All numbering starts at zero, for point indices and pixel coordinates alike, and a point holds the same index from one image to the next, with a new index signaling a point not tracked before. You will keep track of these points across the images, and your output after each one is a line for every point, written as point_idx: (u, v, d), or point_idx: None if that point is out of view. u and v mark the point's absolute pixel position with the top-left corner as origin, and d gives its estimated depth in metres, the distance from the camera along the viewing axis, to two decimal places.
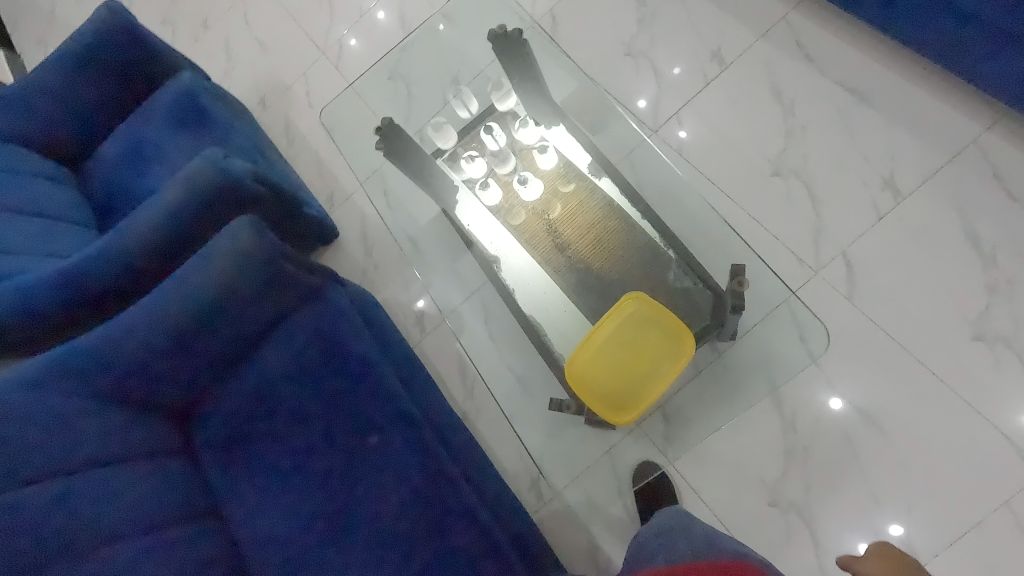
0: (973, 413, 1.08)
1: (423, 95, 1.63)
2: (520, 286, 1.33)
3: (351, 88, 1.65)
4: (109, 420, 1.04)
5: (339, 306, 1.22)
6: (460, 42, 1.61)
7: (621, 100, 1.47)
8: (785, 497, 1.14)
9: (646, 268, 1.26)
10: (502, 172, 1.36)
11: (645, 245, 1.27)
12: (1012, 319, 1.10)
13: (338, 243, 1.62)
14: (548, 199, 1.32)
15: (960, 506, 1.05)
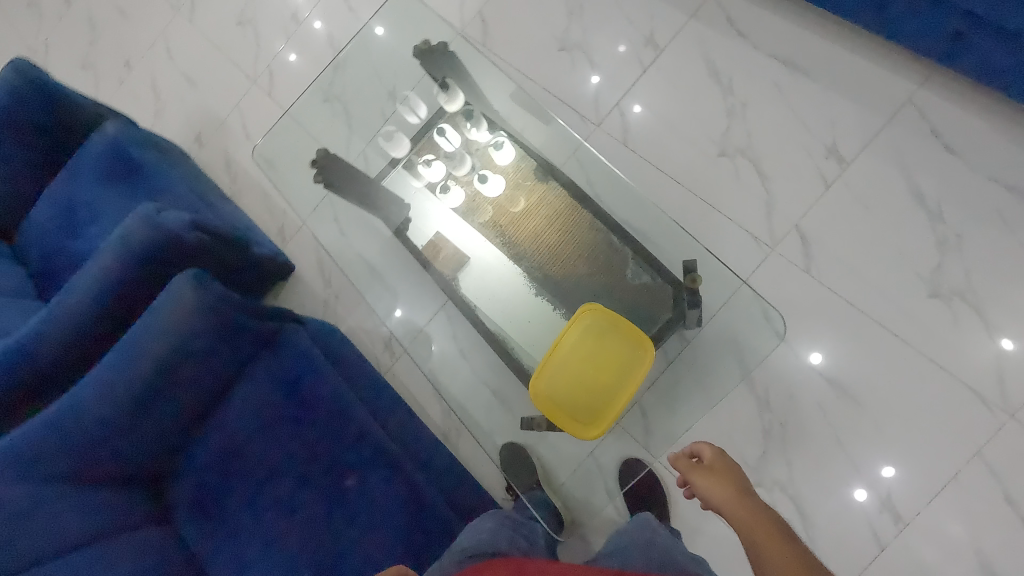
0: (937, 369, 1.10)
1: (363, 112, 1.59)
2: (486, 293, 1.31)
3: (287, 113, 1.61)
4: (77, 500, 0.99)
5: (301, 348, 1.20)
6: (394, 52, 1.55)
7: (560, 98, 1.45)
8: (768, 476, 1.14)
9: (601, 265, 1.26)
10: (460, 173, 1.38)
11: (597, 244, 1.27)
12: (963, 272, 1.11)
13: (296, 276, 1.58)
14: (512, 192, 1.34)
15: (935, 461, 1.07)
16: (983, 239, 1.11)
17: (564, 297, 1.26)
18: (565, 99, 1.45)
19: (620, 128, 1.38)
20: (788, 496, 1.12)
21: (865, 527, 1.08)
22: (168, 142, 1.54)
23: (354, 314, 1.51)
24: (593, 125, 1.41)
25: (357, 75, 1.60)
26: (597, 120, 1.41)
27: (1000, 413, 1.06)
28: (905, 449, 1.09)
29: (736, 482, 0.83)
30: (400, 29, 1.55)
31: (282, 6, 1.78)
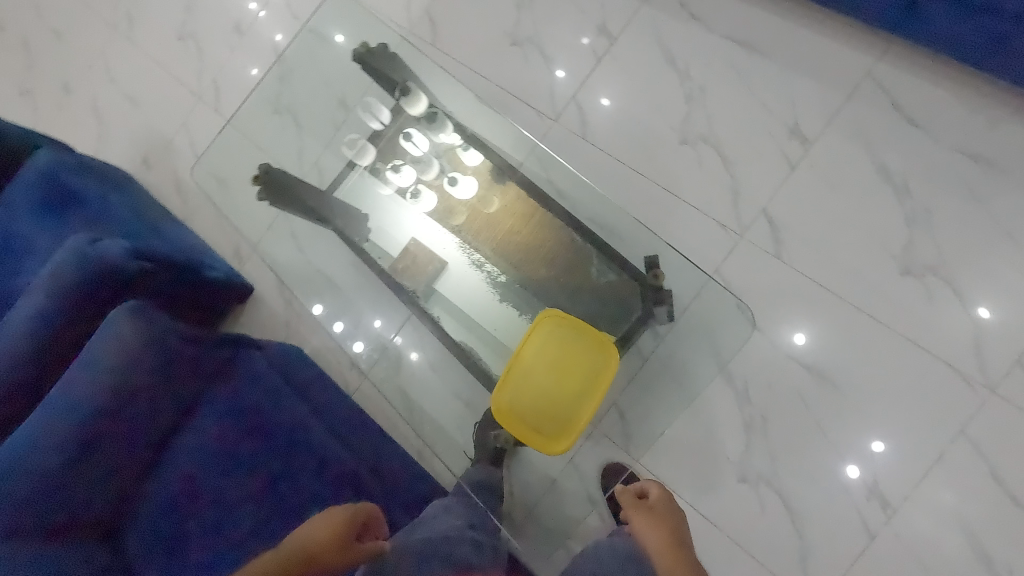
0: (913, 348, 1.07)
1: (314, 122, 1.53)
2: (456, 298, 1.26)
3: (233, 125, 1.55)
4: (26, 552, 0.88)
5: (258, 374, 1.20)
6: (345, 59, 1.49)
7: (516, 95, 1.40)
8: (752, 470, 1.11)
9: (565, 265, 1.21)
10: (430, 178, 1.33)
11: (559, 244, 1.22)
12: (934, 247, 1.08)
13: (256, 297, 1.52)
14: (483, 194, 1.28)
15: (917, 442, 1.04)
16: (951, 211, 1.09)
17: (529, 302, 1.21)
18: (520, 95, 1.40)
19: (578, 122, 1.34)
20: (773, 490, 1.09)
21: (854, 516, 1.05)
22: (115, 172, 1.48)
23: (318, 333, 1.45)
24: (550, 118, 1.37)
25: (306, 80, 1.54)
26: (554, 113, 1.36)
27: (980, 389, 1.03)
28: (889, 432, 1.06)
29: (670, 530, 0.98)
30: (346, 29, 1.48)
31: (225, 18, 1.72)
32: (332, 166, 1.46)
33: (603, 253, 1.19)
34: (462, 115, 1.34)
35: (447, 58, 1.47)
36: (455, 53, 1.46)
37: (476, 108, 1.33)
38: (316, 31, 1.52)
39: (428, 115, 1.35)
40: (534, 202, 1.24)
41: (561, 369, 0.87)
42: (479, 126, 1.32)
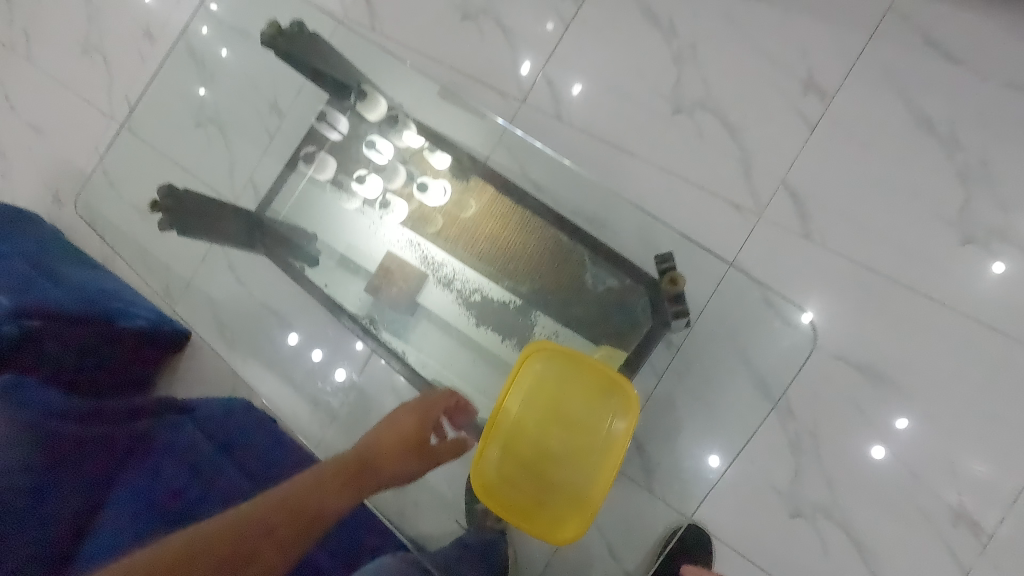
0: (987, 333, 0.88)
1: (240, 131, 1.31)
2: (430, 322, 1.10)
3: (143, 141, 1.31)
4: None
5: (184, 446, 1.03)
6: (269, 57, 1.27)
7: (473, 77, 1.19)
8: (806, 500, 0.91)
9: (546, 274, 1.04)
10: (396, 187, 1.16)
11: (532, 250, 1.05)
12: (997, 206, 0.89)
13: (194, 343, 1.29)
14: (456, 200, 1.11)
15: (1006, 448, 0.85)
16: (1012, 161, 0.89)
17: (507, 321, 1.06)
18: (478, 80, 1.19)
19: (550, 101, 1.13)
20: (833, 523, 0.89)
21: (937, 546, 0.86)
22: (4, 206, 1.29)
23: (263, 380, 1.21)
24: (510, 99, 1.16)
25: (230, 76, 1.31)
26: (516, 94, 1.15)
27: None
28: (969, 439, 0.87)
29: None
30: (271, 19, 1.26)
31: (134, 26, 1.49)
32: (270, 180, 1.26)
33: (598, 256, 1.01)
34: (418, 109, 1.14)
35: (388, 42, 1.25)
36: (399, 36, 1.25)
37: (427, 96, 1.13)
38: (232, 26, 1.29)
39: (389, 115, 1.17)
40: (513, 206, 1.07)
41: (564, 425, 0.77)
42: (438, 122, 1.13)
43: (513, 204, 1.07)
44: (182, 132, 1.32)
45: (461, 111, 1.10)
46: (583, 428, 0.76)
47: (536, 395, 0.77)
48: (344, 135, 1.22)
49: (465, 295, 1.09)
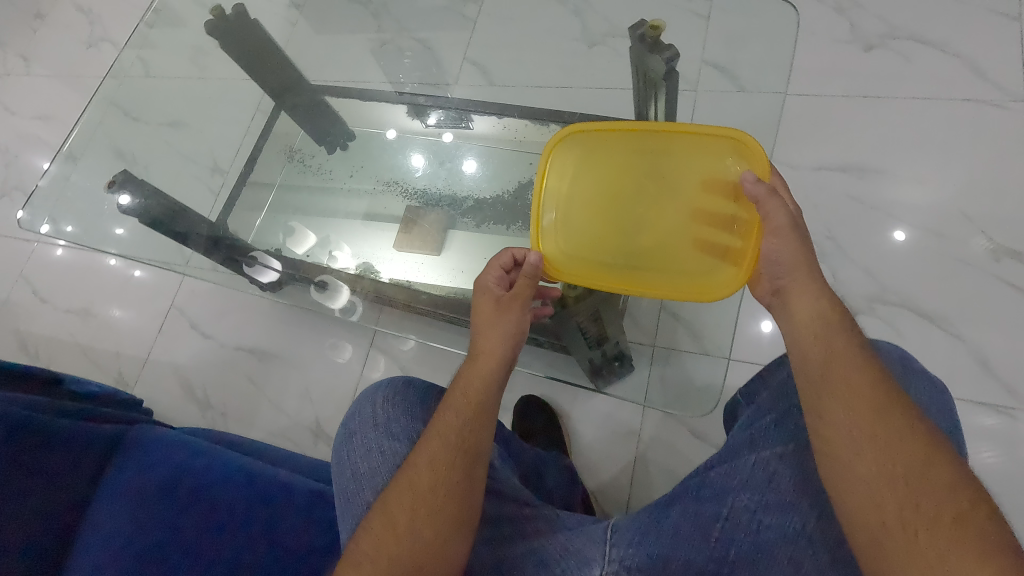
0: (925, 103, 0.99)
1: (163, 169, 1.22)
2: (424, 290, 0.97)
3: (39, 221, 1.13)
4: None
5: (166, 439, 0.78)
6: (185, 105, 1.28)
7: (387, 39, 1.18)
8: (859, 298, 0.91)
9: (529, 153, 1.03)
10: (342, 306, 1.03)
11: (505, 139, 1.06)
12: (878, 19, 1.05)
13: (164, 418, 1.13)
14: (409, 277, 0.98)
15: (992, 183, 0.93)
16: None
17: (508, 208, 1.01)
18: (363, 89, 1.16)
19: (478, 73, 1.13)
20: (904, 308, 0.89)
21: (997, 285, 0.88)
22: None
23: (259, 417, 1.09)
24: (403, 87, 1.15)
25: (55, 172, 1.16)
26: (415, 82, 1.16)
27: (1015, 106, 0.95)
28: (960, 190, 0.93)
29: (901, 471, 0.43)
30: (169, 48, 1.29)
31: None
32: (202, 197, 1.18)
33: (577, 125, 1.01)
34: (354, 225, 1.08)
35: (287, 27, 1.21)
36: (295, 20, 1.22)
37: (358, 67, 1.18)
38: (111, 96, 1.25)
39: (320, 238, 1.08)
40: (460, 264, 0.97)
41: (650, 200, 0.66)
42: (378, 233, 1.06)
43: (462, 261, 0.98)
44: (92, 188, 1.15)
45: (405, 71, 1.17)
46: (653, 187, 0.66)
47: (613, 244, 0.66)
48: (280, 272, 1.06)
49: (458, 209, 1.05)
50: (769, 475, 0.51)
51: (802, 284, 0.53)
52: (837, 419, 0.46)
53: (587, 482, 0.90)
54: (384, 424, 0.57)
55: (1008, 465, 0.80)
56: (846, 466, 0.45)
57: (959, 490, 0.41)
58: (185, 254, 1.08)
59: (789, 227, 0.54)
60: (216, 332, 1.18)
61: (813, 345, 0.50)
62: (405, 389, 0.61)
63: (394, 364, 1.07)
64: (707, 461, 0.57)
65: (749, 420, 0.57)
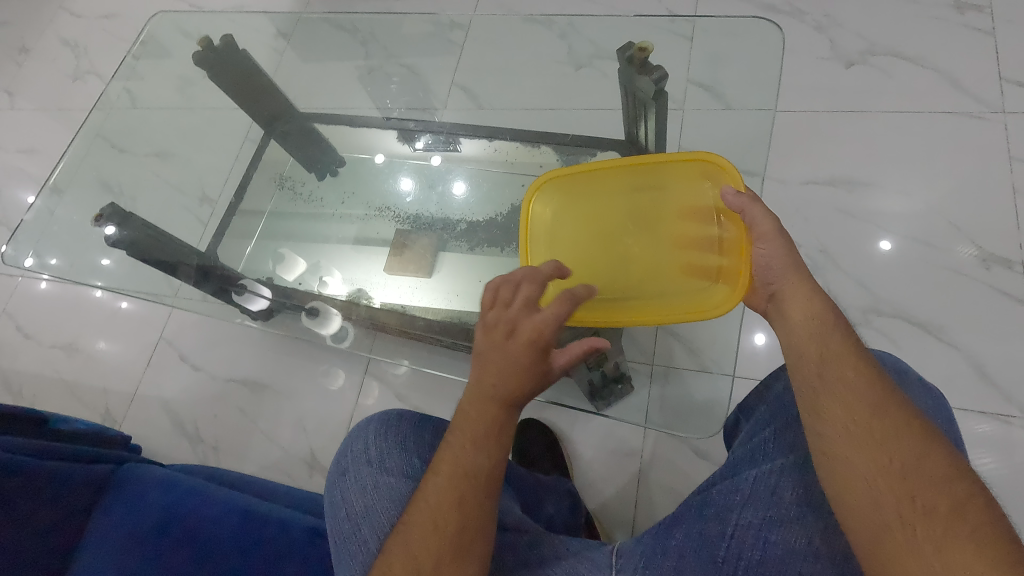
0: (906, 115, 1.01)
1: (151, 200, 1.21)
2: (418, 315, 0.96)
3: (22, 255, 1.11)
4: None
5: (156, 478, 0.76)
6: (172, 135, 1.27)
7: (374, 65, 1.19)
8: (854, 309, 0.91)
9: (521, 174, 1.04)
10: (333, 332, 1.00)
11: (496, 161, 1.06)
12: (857, 36, 1.07)
13: (153, 454, 1.10)
14: (402, 302, 0.98)
15: (977, 192, 0.94)
16: (850, 6, 1.10)
17: (501, 230, 1.01)
18: (353, 116, 1.17)
19: (466, 98, 1.13)
20: (897, 317, 0.89)
21: (988, 292, 0.89)
22: None
23: (252, 450, 1.06)
24: (391, 112, 1.16)
25: (38, 208, 1.14)
26: (402, 107, 1.16)
27: (994, 116, 0.97)
28: (945, 199, 0.95)
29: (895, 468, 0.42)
30: (156, 79, 1.28)
31: None
32: (191, 227, 1.18)
33: (567, 146, 1.02)
34: (344, 250, 1.08)
35: (275, 56, 1.21)
36: (282, 48, 1.22)
37: (347, 95, 1.18)
38: (97, 129, 1.24)
39: (310, 264, 1.07)
40: (454, 288, 0.97)
41: (634, 233, 0.67)
42: (371, 258, 1.05)
43: (456, 284, 0.98)
44: (78, 220, 1.14)
45: (393, 96, 1.17)
46: (635, 221, 0.68)
47: (604, 279, 0.67)
48: (270, 299, 1.03)
49: (449, 231, 1.04)
50: (771, 488, 0.49)
51: (793, 286, 0.52)
52: (834, 416, 0.45)
53: (589, 505, 0.88)
54: (378, 459, 0.56)
55: (1010, 474, 0.80)
56: (844, 462, 0.44)
57: (956, 482, 0.40)
58: (174, 284, 1.07)
59: (775, 231, 0.54)
60: (206, 363, 1.16)
61: (809, 343, 0.49)
62: (399, 420, 0.59)
63: (390, 391, 1.05)
64: (708, 480, 0.56)
65: (748, 436, 0.57)
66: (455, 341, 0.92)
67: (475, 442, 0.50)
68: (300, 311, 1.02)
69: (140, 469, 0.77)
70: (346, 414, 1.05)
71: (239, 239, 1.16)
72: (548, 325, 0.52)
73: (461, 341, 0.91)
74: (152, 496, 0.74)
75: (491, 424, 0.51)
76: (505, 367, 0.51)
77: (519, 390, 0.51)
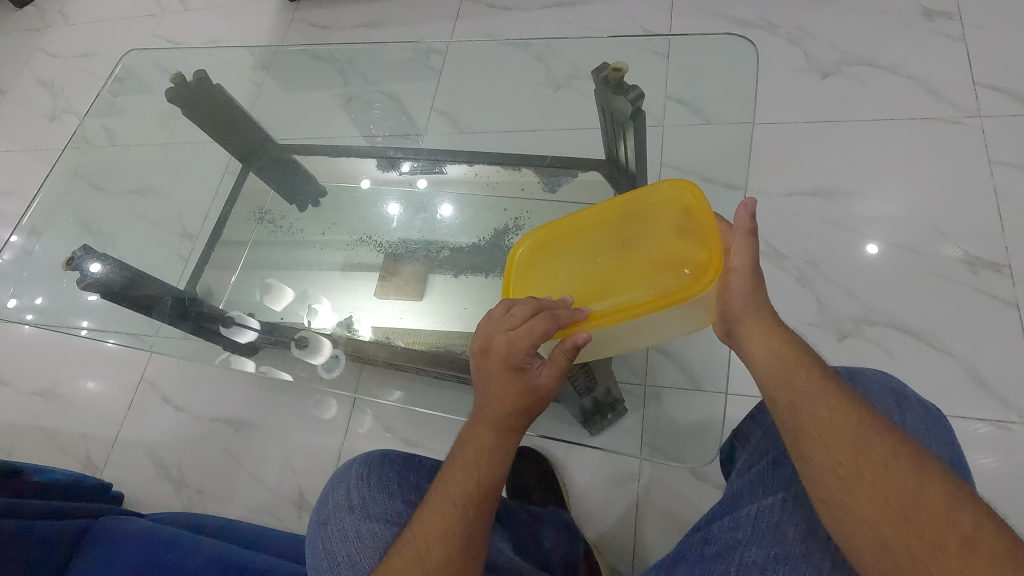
0: (885, 123, 1.01)
1: (129, 237, 1.19)
2: (406, 344, 0.93)
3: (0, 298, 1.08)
4: None
5: (133, 531, 0.72)
6: (150, 170, 1.26)
7: (353, 93, 1.18)
8: (845, 320, 0.90)
9: (503, 197, 1.03)
10: (322, 362, 0.97)
11: (478, 185, 1.06)
12: (830, 47, 1.08)
13: (135, 501, 1.06)
14: (388, 332, 0.95)
15: (960, 196, 0.94)
16: (822, 18, 1.11)
17: (486, 256, 0.99)
18: (334, 145, 1.16)
19: (447, 122, 1.12)
20: (888, 326, 0.89)
21: (978, 297, 0.88)
22: None
23: (239, 491, 1.03)
24: (375, 138, 1.15)
25: (17, 250, 1.12)
26: (385, 133, 1.15)
27: (971, 120, 0.98)
28: (929, 205, 0.94)
29: (896, 507, 0.40)
30: (133, 115, 1.27)
31: None
32: (170, 264, 1.15)
33: (549, 167, 1.01)
34: (333, 277, 1.06)
35: (251, 87, 1.20)
36: (258, 80, 1.21)
37: (326, 126, 1.18)
38: (75, 166, 1.22)
39: (299, 293, 1.05)
40: (441, 316, 0.95)
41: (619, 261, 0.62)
42: (356, 287, 1.03)
43: (443, 312, 0.96)
44: (55, 261, 1.11)
45: (372, 124, 1.16)
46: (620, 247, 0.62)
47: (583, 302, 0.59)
48: (259, 331, 1.01)
49: (433, 258, 1.03)
50: (773, 524, 0.47)
51: (752, 323, 0.52)
52: (820, 458, 0.44)
53: (587, 533, 0.85)
54: (360, 505, 0.53)
55: (1014, 482, 0.78)
56: (843, 508, 0.42)
57: (959, 509, 0.39)
58: (154, 324, 1.03)
59: (749, 269, 0.52)
60: (189, 404, 1.12)
61: (778, 388, 0.48)
62: (381, 462, 0.57)
63: (379, 424, 1.02)
64: (707, 515, 0.54)
65: (745, 466, 0.55)
66: (443, 371, 0.89)
67: (463, 466, 0.50)
68: (287, 343, 0.99)
69: (119, 524, 0.74)
70: (335, 451, 1.02)
71: (220, 272, 1.13)
72: (524, 340, 0.50)
73: (448, 371, 0.88)
74: (129, 552, 0.70)
75: (481, 443, 0.51)
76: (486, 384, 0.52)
77: (503, 406, 0.51)
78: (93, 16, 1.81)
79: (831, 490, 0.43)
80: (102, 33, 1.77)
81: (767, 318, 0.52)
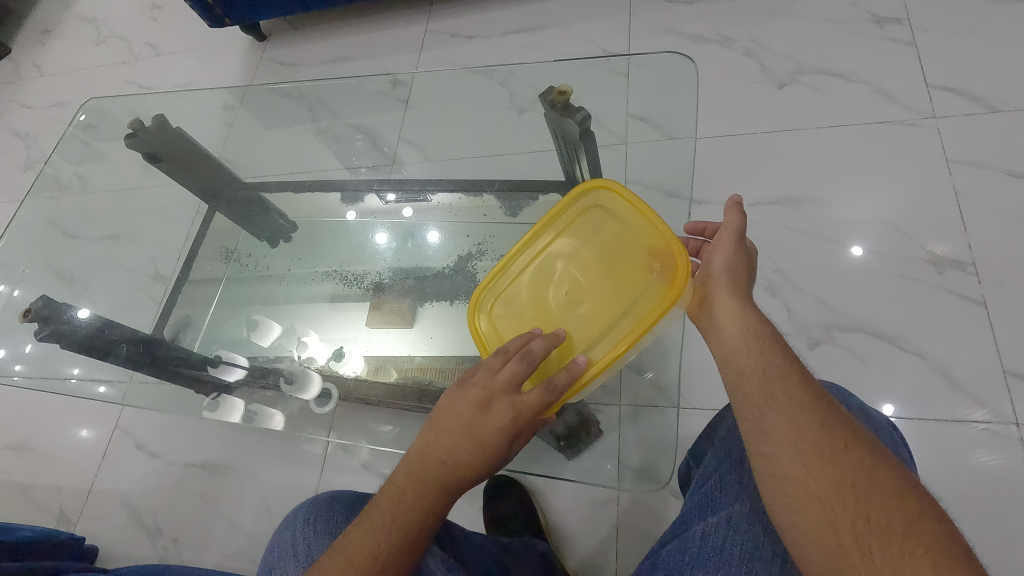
0: (843, 129, 1.02)
1: (102, 282, 1.18)
2: (386, 374, 0.93)
3: None
4: None
5: None
6: (122, 214, 1.25)
7: (321, 128, 1.18)
8: (815, 326, 0.90)
9: (467, 223, 1.04)
10: (311, 397, 0.94)
11: (443, 212, 1.06)
12: (785, 58, 1.10)
13: (108, 553, 1.04)
14: (371, 363, 0.95)
15: (921, 196, 0.94)
16: (776, 30, 1.13)
17: (451, 283, 1.00)
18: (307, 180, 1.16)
19: (414, 151, 1.12)
20: (858, 330, 0.88)
21: (947, 296, 0.87)
22: None
23: (214, 538, 1.00)
24: (357, 170, 1.15)
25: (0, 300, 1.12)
26: (368, 164, 1.15)
27: (926, 121, 0.99)
28: (891, 207, 0.95)
29: (848, 484, 0.39)
30: (104, 160, 1.27)
31: None
32: (142, 308, 1.14)
33: (510, 191, 1.03)
34: (319, 308, 1.05)
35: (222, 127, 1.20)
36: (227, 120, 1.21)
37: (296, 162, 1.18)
38: (47, 214, 1.22)
39: (284, 328, 1.04)
40: (416, 345, 0.94)
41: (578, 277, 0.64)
42: (336, 321, 1.02)
43: (416, 342, 0.95)
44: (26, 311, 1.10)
45: (343, 158, 1.17)
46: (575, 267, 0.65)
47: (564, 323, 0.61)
48: (247, 368, 1.00)
49: (402, 287, 1.03)
50: (719, 545, 0.46)
51: (728, 296, 0.52)
52: (781, 429, 0.43)
53: (567, 560, 0.83)
54: (304, 552, 0.52)
55: (996, 482, 0.76)
56: (795, 482, 0.41)
57: (908, 496, 0.38)
58: (127, 371, 1.01)
59: (733, 241, 0.55)
60: (163, 449, 1.10)
61: (745, 360, 0.47)
62: (329, 506, 0.55)
63: (354, 459, 1.01)
64: (663, 536, 0.53)
65: (698, 482, 0.54)
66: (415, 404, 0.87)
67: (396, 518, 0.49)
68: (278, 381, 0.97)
69: None
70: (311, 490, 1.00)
71: (191, 313, 1.12)
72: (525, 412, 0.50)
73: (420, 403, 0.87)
74: None
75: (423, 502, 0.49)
76: (468, 441, 0.50)
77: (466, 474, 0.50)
78: (66, 66, 1.83)
79: (785, 460, 0.42)
80: (75, 83, 1.79)
81: (743, 298, 0.52)
